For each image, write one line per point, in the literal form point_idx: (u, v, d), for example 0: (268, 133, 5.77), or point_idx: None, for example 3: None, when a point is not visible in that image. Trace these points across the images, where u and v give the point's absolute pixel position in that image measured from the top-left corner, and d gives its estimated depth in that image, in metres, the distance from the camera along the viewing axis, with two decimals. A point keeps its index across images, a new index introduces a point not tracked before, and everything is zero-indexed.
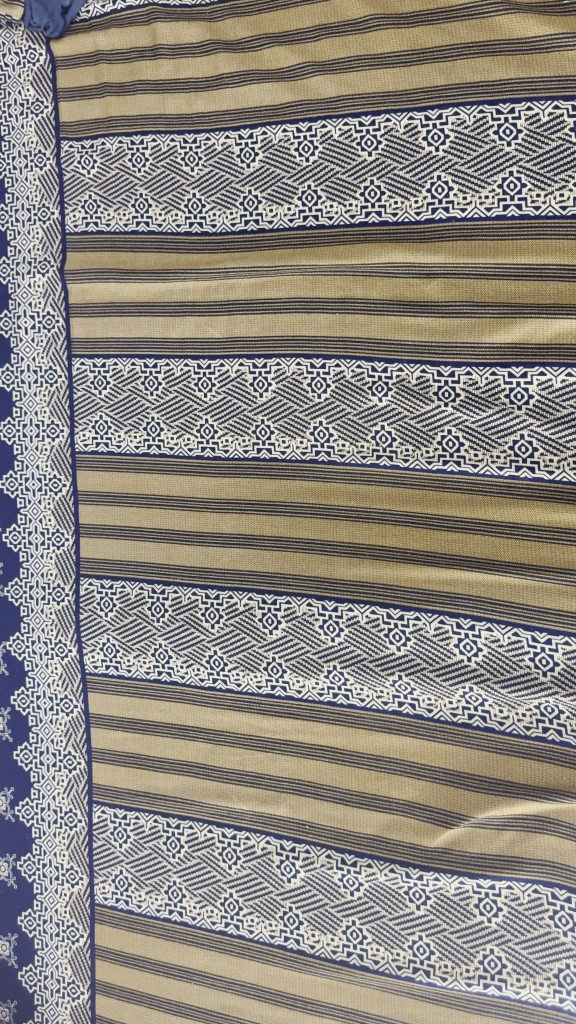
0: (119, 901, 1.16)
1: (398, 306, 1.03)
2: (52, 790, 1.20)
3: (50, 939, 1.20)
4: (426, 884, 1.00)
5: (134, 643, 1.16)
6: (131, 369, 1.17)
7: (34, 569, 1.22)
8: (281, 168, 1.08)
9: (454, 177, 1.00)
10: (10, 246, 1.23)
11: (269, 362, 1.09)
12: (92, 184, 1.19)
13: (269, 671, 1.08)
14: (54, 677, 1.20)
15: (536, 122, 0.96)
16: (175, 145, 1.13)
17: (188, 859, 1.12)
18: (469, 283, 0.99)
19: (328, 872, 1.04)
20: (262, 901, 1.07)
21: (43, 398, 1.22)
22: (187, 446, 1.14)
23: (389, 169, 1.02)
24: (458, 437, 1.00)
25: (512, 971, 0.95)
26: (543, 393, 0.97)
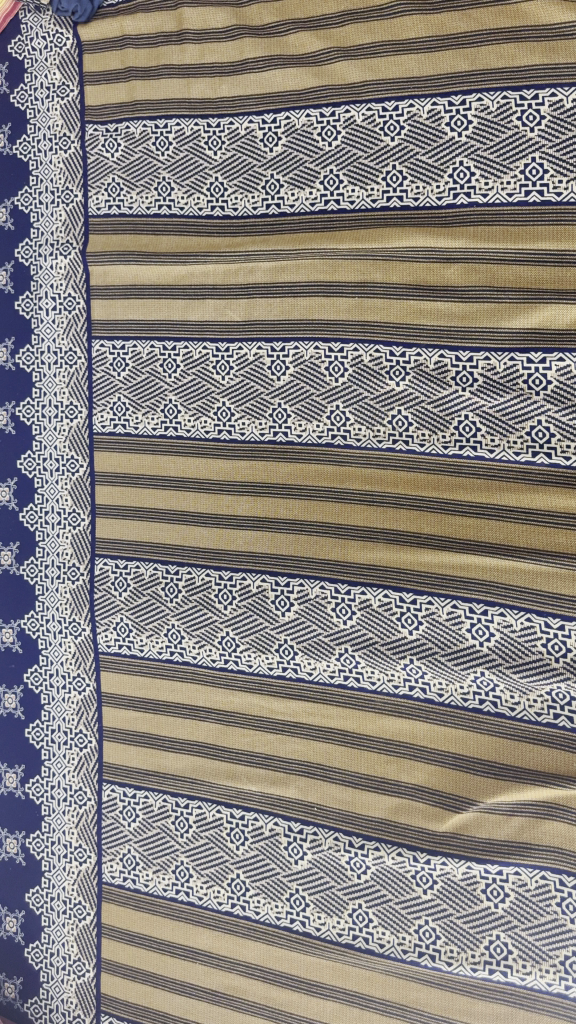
0: (126, 879, 1.16)
1: (418, 292, 1.03)
2: (63, 769, 1.22)
3: (57, 916, 1.21)
4: (434, 867, 1.00)
5: (147, 623, 1.17)
6: (149, 351, 1.17)
7: (50, 548, 1.24)
8: (304, 153, 1.08)
9: (476, 163, 1.00)
10: (34, 229, 1.26)
11: (287, 347, 1.09)
12: (115, 167, 1.20)
13: (281, 653, 1.09)
14: (67, 655, 1.22)
15: (560, 108, 0.96)
16: (198, 129, 1.14)
17: (196, 839, 1.12)
18: (489, 268, 0.99)
19: (335, 854, 1.04)
20: (269, 883, 1.08)
21: (63, 379, 1.23)
22: (204, 429, 1.14)
23: (411, 154, 1.03)
24: (475, 422, 1.00)
25: (518, 957, 0.95)
26: (561, 379, 0.97)
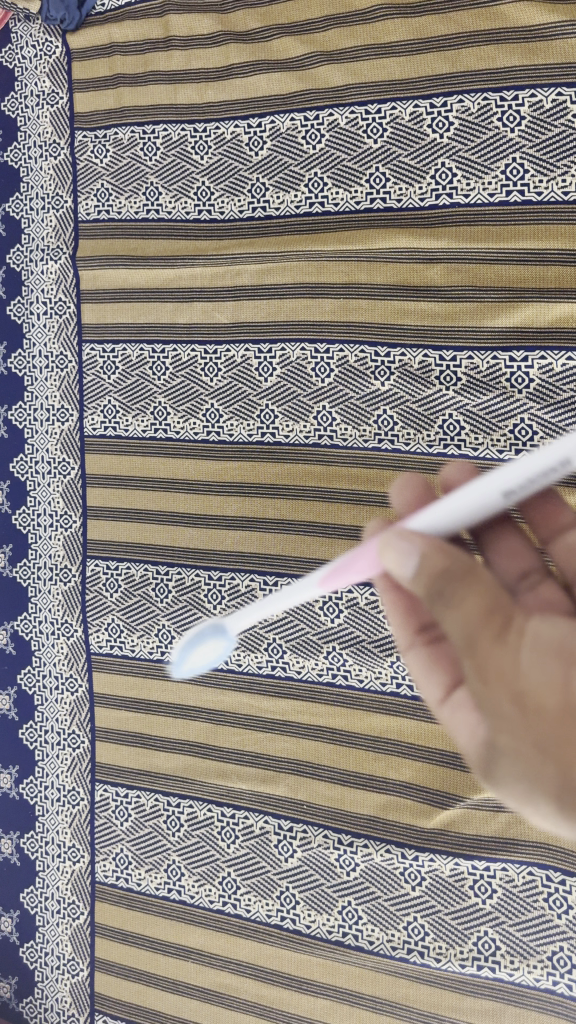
0: (119, 879, 1.17)
1: (402, 291, 1.03)
2: (56, 769, 1.23)
3: (51, 916, 1.22)
4: (422, 864, 1.00)
5: (138, 624, 1.17)
6: (139, 354, 1.19)
7: (42, 550, 1.25)
8: (288, 156, 1.09)
9: (458, 163, 1.00)
10: (25, 234, 1.27)
11: (273, 348, 1.10)
12: (104, 172, 1.21)
13: (270, 651, 1.09)
14: (60, 656, 1.23)
15: (540, 108, 0.96)
16: (185, 134, 1.15)
17: (187, 837, 1.13)
18: (471, 268, 1.00)
19: (324, 852, 1.05)
20: (260, 881, 1.08)
21: (54, 383, 1.25)
22: (193, 430, 1.15)
23: (394, 155, 1.03)
24: (459, 421, 1.01)
25: (506, 953, 0.96)
26: (543, 377, 0.97)
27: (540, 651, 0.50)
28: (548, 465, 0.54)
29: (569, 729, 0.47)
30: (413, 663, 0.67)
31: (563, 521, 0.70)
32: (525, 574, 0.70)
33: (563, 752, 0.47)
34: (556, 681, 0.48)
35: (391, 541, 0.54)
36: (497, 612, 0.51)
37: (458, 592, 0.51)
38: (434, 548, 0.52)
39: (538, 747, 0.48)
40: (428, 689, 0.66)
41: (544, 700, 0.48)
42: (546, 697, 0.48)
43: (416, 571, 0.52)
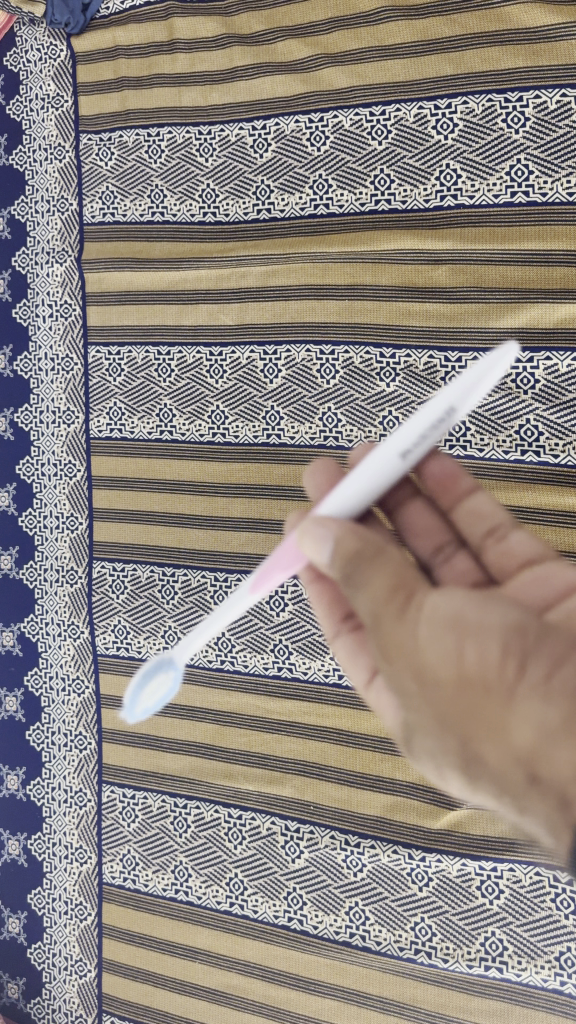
0: (127, 880, 1.17)
1: (407, 292, 1.04)
2: (63, 770, 1.23)
3: (58, 917, 1.22)
4: (429, 865, 1.00)
5: (144, 625, 1.18)
6: (145, 356, 1.19)
7: (49, 552, 1.25)
8: (293, 158, 1.09)
9: (462, 165, 1.01)
10: (30, 237, 1.28)
11: (279, 349, 1.11)
12: (109, 175, 1.21)
13: (276, 653, 1.09)
14: (67, 657, 1.23)
15: (544, 109, 0.96)
16: (190, 137, 1.16)
17: (194, 838, 1.13)
18: (476, 269, 1.00)
19: (331, 853, 1.05)
20: (267, 882, 1.08)
21: (60, 385, 1.25)
22: (198, 431, 1.16)
23: (398, 156, 1.04)
24: (465, 422, 1.01)
25: (513, 953, 0.96)
26: (548, 378, 0.98)
27: (438, 622, 0.49)
28: (436, 416, 0.57)
29: (467, 697, 0.46)
30: (341, 649, 0.70)
31: (464, 487, 0.72)
32: (438, 547, 0.73)
33: (463, 722, 0.46)
34: (452, 653, 0.47)
35: (307, 530, 0.56)
36: (399, 588, 0.52)
37: (365, 573, 0.53)
38: (347, 532, 0.55)
39: (443, 719, 0.47)
40: (355, 672, 0.69)
41: (441, 671, 0.47)
42: (440, 666, 0.47)
43: (332, 556, 0.54)
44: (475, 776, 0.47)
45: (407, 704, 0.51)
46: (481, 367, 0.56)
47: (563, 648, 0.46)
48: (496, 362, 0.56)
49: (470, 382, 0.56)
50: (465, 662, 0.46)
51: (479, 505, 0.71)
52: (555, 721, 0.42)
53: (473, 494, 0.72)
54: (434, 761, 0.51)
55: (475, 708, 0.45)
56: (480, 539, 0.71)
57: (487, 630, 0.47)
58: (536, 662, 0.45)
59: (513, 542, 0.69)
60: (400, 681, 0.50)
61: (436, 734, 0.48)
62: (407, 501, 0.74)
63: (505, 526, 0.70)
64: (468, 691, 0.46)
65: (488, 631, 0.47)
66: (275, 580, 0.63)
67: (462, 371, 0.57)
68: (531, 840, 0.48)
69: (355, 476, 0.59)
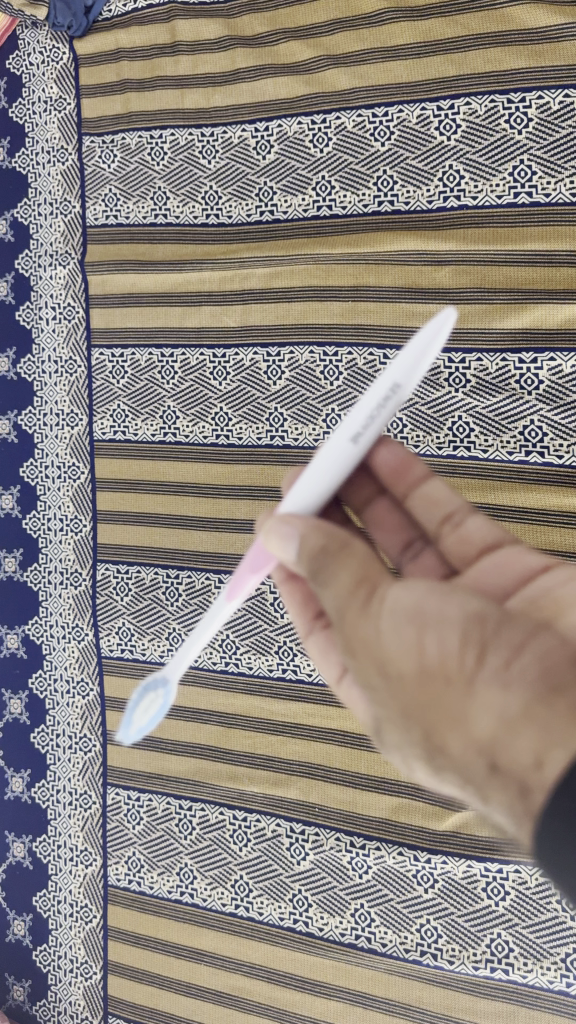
0: (132, 882, 1.17)
1: (411, 292, 1.04)
2: (68, 773, 1.23)
3: (64, 919, 1.22)
4: (434, 867, 1.00)
5: (148, 627, 1.18)
6: (148, 358, 1.19)
7: (53, 554, 1.25)
8: (296, 159, 1.09)
9: (465, 166, 1.01)
10: (33, 239, 1.28)
11: (282, 350, 1.10)
12: (112, 178, 1.21)
13: (280, 655, 1.09)
14: (71, 660, 1.23)
15: (547, 109, 0.96)
16: (192, 139, 1.16)
17: (199, 840, 1.13)
18: (479, 269, 1.00)
19: (337, 854, 1.05)
20: (272, 884, 1.08)
21: (64, 388, 1.25)
22: (202, 433, 1.16)
23: (401, 158, 1.03)
24: (469, 422, 1.01)
25: (519, 955, 0.96)
26: (552, 379, 0.97)
27: (399, 616, 0.49)
28: (380, 395, 0.57)
29: (430, 693, 0.45)
30: (315, 647, 0.68)
31: (416, 474, 0.71)
32: (407, 545, 0.75)
33: (426, 716, 0.46)
34: (413, 648, 0.47)
35: (271, 528, 0.56)
36: (362, 583, 0.51)
37: (333, 568, 0.52)
38: (312, 530, 0.54)
39: (406, 713, 0.47)
40: (327, 669, 0.68)
41: (403, 667, 0.47)
42: (404, 663, 0.47)
43: (298, 555, 0.54)
44: (439, 768, 0.47)
45: (373, 699, 0.50)
46: (421, 337, 0.56)
47: (522, 636, 0.46)
48: (435, 332, 0.56)
49: (412, 355, 0.56)
50: (426, 657, 0.46)
51: (432, 492, 0.71)
52: (513, 709, 0.42)
53: (427, 480, 0.71)
54: (401, 753, 0.51)
55: (438, 703, 0.45)
56: (437, 527, 0.71)
57: (448, 623, 0.47)
58: (495, 651, 0.45)
59: (470, 527, 0.70)
60: (364, 677, 0.49)
61: (401, 728, 0.48)
62: (373, 499, 0.75)
63: (461, 512, 0.71)
64: (430, 685, 0.46)
65: (449, 623, 0.47)
66: (248, 585, 0.62)
67: (402, 346, 0.57)
68: (497, 829, 0.49)
69: (311, 470, 0.58)
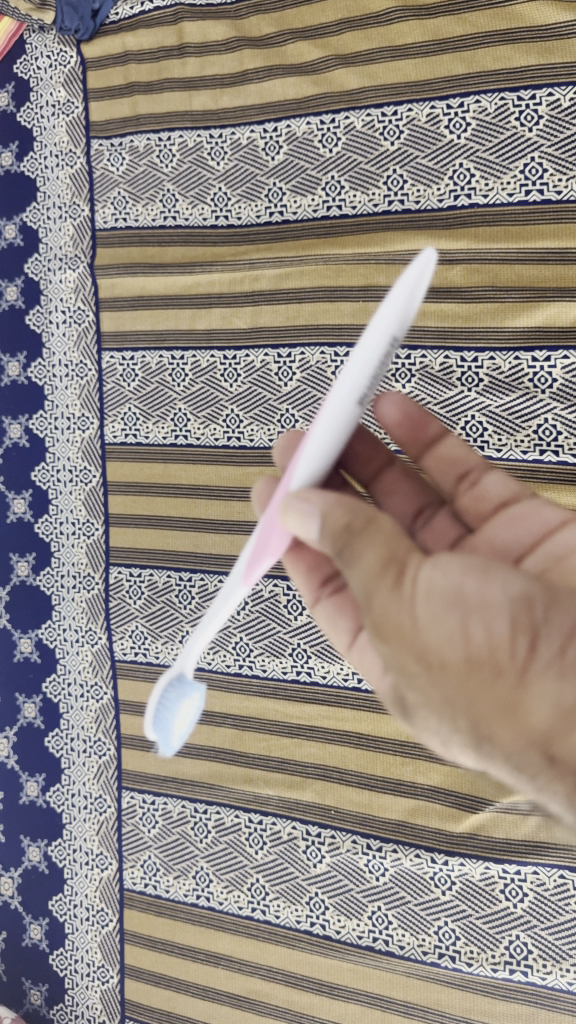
0: (148, 886, 1.17)
1: (422, 292, 1.03)
2: (83, 777, 1.23)
3: (80, 923, 1.22)
4: (452, 869, 1.00)
5: (162, 630, 1.17)
6: (158, 361, 1.19)
7: (65, 559, 1.25)
8: (305, 160, 1.09)
9: (476, 164, 1.00)
10: (42, 243, 1.27)
11: (293, 351, 1.10)
12: (121, 181, 1.21)
13: (295, 656, 1.08)
14: (84, 664, 1.23)
15: (557, 108, 0.95)
16: (201, 141, 1.16)
17: (215, 844, 1.13)
18: (491, 268, 1.00)
19: (353, 857, 1.05)
20: (288, 886, 1.08)
21: (74, 392, 1.25)
22: (213, 435, 1.15)
23: (412, 157, 1.03)
24: (482, 422, 1.01)
25: (538, 957, 0.96)
26: (566, 377, 0.97)
27: (438, 598, 0.47)
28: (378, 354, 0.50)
29: (477, 681, 0.45)
30: (322, 615, 0.68)
31: (432, 432, 0.76)
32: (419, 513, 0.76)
33: (474, 703, 0.46)
34: (458, 634, 0.46)
35: (290, 505, 0.52)
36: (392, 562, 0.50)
37: (360, 545, 0.50)
38: (333, 507, 0.51)
39: (450, 699, 0.46)
40: (337, 637, 0.68)
41: (446, 653, 0.46)
42: (447, 649, 0.46)
43: (320, 533, 0.51)
44: (475, 749, 0.49)
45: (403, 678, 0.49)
46: (408, 280, 0.47)
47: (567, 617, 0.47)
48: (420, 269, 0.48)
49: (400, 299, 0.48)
50: (473, 644, 0.46)
51: (449, 449, 0.76)
52: (567, 698, 0.45)
53: (442, 440, 0.76)
54: (433, 730, 0.51)
55: (488, 691, 0.45)
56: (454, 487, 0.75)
57: (491, 605, 0.47)
58: (545, 639, 0.46)
59: (487, 483, 0.73)
60: (398, 659, 0.48)
61: (439, 710, 0.48)
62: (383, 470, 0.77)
63: (478, 471, 0.74)
64: (479, 673, 0.45)
65: (495, 607, 0.47)
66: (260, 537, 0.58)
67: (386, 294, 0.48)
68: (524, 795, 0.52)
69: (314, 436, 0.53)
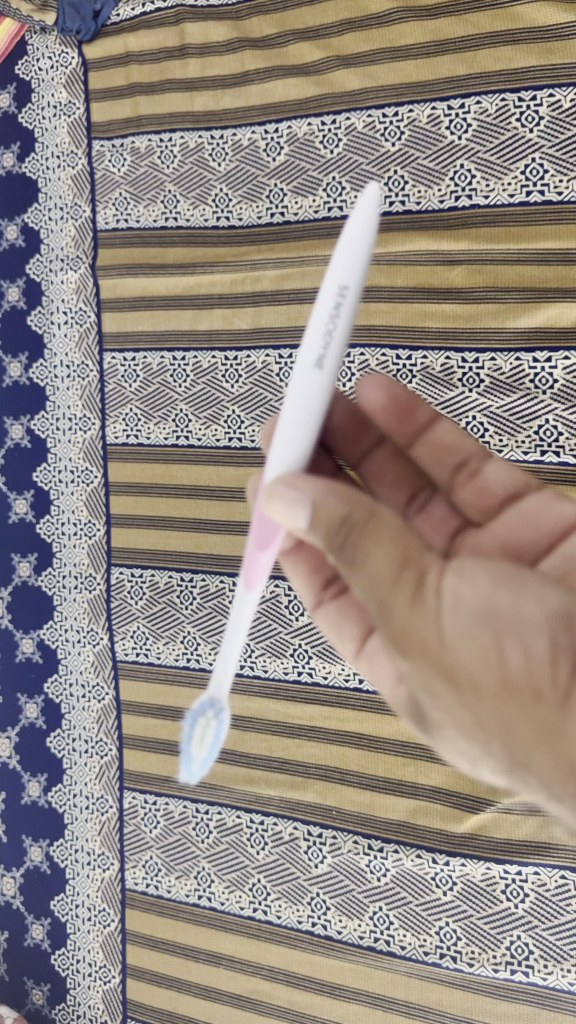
0: (149, 886, 1.17)
1: (423, 292, 1.03)
2: (84, 777, 1.23)
3: (82, 923, 1.22)
4: (453, 869, 1.00)
5: (163, 630, 1.18)
6: (160, 361, 1.19)
7: (67, 559, 1.25)
8: (306, 160, 1.09)
9: (477, 165, 1.00)
10: (44, 244, 1.27)
11: (295, 352, 1.10)
12: (123, 182, 1.22)
13: (296, 656, 1.08)
14: (86, 664, 1.23)
15: (558, 108, 0.95)
16: (202, 142, 1.16)
17: (216, 844, 1.13)
18: (493, 269, 1.00)
19: (354, 858, 1.05)
20: (290, 886, 1.08)
21: (76, 393, 1.25)
22: (215, 436, 1.15)
23: (413, 158, 1.03)
24: (483, 422, 1.01)
25: (539, 957, 0.96)
26: (567, 378, 0.97)
27: (469, 617, 0.49)
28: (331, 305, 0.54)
29: (513, 704, 0.48)
30: (324, 618, 0.73)
31: (422, 418, 0.76)
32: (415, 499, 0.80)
33: (509, 725, 0.49)
34: (494, 659, 0.48)
35: (274, 493, 0.50)
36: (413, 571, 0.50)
37: (371, 550, 0.49)
38: (329, 499, 0.49)
39: (482, 718, 0.49)
40: (344, 640, 0.72)
41: (481, 677, 0.48)
42: (482, 673, 0.48)
43: (309, 524, 0.49)
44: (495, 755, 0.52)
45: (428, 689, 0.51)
46: (352, 230, 0.53)
47: None
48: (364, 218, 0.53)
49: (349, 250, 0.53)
50: (511, 670, 0.48)
51: (441, 434, 0.77)
52: None
53: (434, 426, 0.77)
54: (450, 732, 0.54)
55: (526, 715, 0.48)
56: (450, 477, 0.77)
57: (526, 628, 0.50)
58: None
59: (487, 473, 0.76)
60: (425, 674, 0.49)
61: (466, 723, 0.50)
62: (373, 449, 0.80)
63: (478, 462, 0.76)
64: (516, 699, 0.48)
65: (530, 631, 0.49)
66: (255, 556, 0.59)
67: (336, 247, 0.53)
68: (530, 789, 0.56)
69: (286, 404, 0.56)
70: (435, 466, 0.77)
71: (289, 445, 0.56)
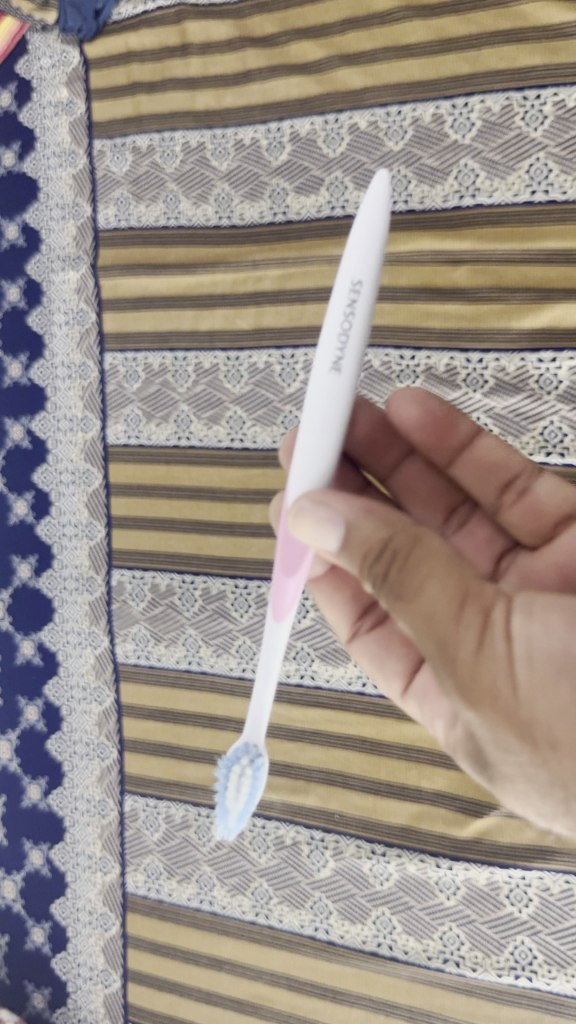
0: (150, 890, 1.16)
1: (426, 292, 1.02)
2: (85, 780, 1.22)
3: (82, 928, 1.21)
4: (457, 874, 0.99)
5: (165, 632, 1.17)
6: (161, 361, 1.18)
7: (67, 561, 1.24)
8: (309, 160, 1.08)
9: (481, 164, 0.99)
10: (44, 244, 1.26)
11: (297, 352, 1.09)
12: (124, 181, 1.21)
13: (298, 659, 1.07)
14: (87, 667, 1.22)
15: (563, 108, 0.95)
16: (204, 140, 1.15)
17: (218, 848, 1.12)
18: (497, 269, 0.99)
19: (357, 862, 1.04)
20: (292, 891, 1.07)
21: (77, 393, 1.24)
22: (216, 437, 1.14)
23: (416, 157, 1.02)
24: (487, 423, 1.00)
25: (543, 962, 0.95)
26: (572, 378, 0.96)
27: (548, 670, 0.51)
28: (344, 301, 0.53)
29: None
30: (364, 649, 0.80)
31: (462, 436, 0.77)
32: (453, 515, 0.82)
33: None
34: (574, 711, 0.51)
35: (301, 511, 0.53)
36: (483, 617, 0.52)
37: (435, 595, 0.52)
38: (368, 530, 0.53)
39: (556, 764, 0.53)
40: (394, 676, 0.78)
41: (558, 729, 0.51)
42: (560, 727, 0.51)
43: (340, 541, 0.53)
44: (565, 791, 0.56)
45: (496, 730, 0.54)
46: (362, 220, 0.52)
47: None
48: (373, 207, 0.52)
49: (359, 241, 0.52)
50: None
51: (484, 451, 0.77)
52: None
53: (476, 441, 0.77)
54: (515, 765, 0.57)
55: None
56: (498, 494, 0.78)
57: None
58: None
59: (538, 493, 0.76)
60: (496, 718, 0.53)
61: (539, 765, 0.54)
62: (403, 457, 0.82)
63: (528, 483, 0.77)
64: None
65: None
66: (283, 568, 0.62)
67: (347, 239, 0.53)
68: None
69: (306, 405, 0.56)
70: (482, 486, 0.78)
71: (309, 447, 0.56)
